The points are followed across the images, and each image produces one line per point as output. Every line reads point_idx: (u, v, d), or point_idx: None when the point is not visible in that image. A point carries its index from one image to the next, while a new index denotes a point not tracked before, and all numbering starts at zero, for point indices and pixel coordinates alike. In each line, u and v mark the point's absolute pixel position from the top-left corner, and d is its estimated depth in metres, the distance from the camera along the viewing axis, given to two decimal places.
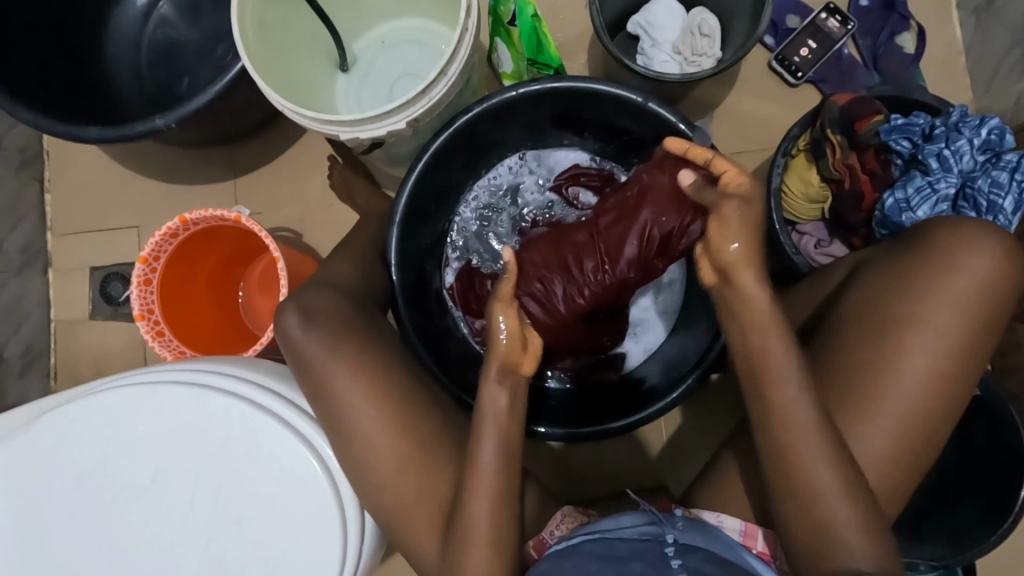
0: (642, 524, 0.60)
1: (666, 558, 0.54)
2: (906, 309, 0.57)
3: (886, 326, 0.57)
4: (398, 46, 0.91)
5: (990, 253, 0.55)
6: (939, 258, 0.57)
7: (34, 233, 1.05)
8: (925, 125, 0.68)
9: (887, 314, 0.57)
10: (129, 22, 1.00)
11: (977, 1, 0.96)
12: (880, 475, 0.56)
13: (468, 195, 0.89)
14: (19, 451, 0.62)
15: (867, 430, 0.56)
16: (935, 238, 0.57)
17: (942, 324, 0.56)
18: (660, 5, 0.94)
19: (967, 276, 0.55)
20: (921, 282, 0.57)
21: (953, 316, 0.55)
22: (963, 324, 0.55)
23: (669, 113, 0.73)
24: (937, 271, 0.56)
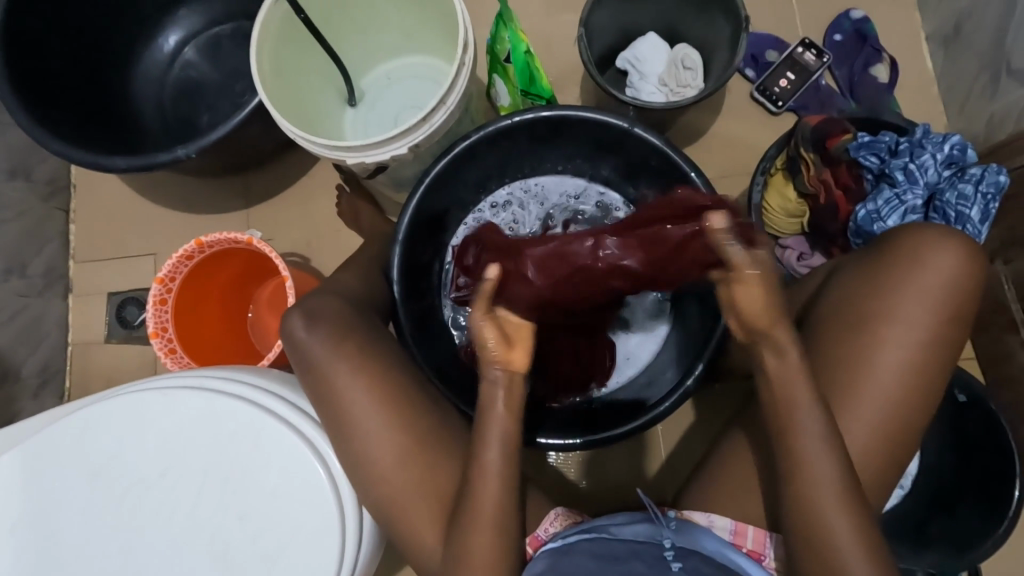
0: (638, 523, 0.61)
1: (666, 560, 0.57)
2: (877, 304, 0.59)
3: (861, 323, 0.59)
4: (403, 82, 0.98)
5: (954, 251, 0.58)
6: (906, 256, 0.59)
7: (57, 259, 1.11)
8: (890, 141, 0.72)
9: (861, 310, 0.59)
10: (157, 66, 1.09)
11: (944, 34, 1.03)
12: (864, 469, 0.58)
13: (490, 198, 0.95)
14: (37, 452, 0.65)
15: (848, 423, 0.58)
16: (901, 239, 0.60)
17: (914, 320, 0.57)
18: (646, 42, 1.01)
19: (934, 272, 0.57)
20: (891, 280, 0.59)
21: (924, 311, 0.57)
22: (934, 318, 0.57)
23: (652, 137, 0.79)
24: (902, 267, 0.59)
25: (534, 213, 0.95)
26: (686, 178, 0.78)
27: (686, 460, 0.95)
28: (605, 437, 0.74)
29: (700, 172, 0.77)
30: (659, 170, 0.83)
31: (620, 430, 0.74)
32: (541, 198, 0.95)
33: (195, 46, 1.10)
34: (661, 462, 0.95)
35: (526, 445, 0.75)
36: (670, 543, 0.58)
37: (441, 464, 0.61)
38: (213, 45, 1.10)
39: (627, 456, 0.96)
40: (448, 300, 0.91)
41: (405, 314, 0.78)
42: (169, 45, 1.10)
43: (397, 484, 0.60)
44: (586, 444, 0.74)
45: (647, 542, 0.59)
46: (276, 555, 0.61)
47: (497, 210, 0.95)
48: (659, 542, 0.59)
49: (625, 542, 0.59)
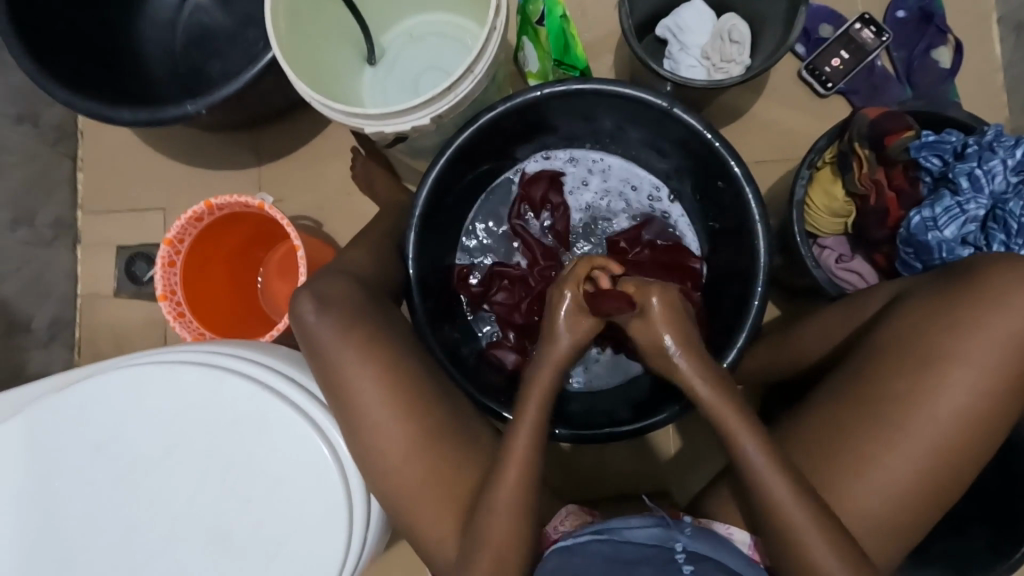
0: (650, 526, 0.59)
1: (677, 563, 0.55)
2: (946, 344, 0.55)
3: (929, 361, 0.56)
4: (426, 41, 0.92)
5: None
6: (988, 296, 0.55)
7: (65, 209, 1.08)
8: (957, 143, 0.66)
9: (932, 349, 0.56)
10: (165, 8, 1.02)
11: (1019, 18, 0.94)
12: (906, 506, 0.55)
13: (549, 150, 0.90)
14: (44, 418, 0.64)
15: (894, 461, 0.55)
16: (991, 278, 0.55)
17: (986, 366, 0.54)
18: (691, 9, 0.93)
19: (1019, 320, 0.54)
20: (964, 324, 0.55)
21: (998, 357, 0.54)
22: (1005, 366, 0.54)
23: (694, 119, 0.73)
24: (984, 310, 0.55)
25: (602, 186, 0.90)
26: (726, 167, 0.73)
27: (695, 456, 0.94)
28: (603, 435, 0.72)
29: (742, 162, 0.72)
30: (697, 154, 0.78)
31: (632, 427, 0.72)
32: (608, 171, 0.90)
33: None
34: (671, 455, 0.94)
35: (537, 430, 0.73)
36: (681, 546, 0.56)
37: (458, 462, 0.59)
38: None
39: (636, 447, 0.95)
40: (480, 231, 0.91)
41: (419, 296, 0.75)
42: None
43: (410, 478, 0.59)
44: (590, 440, 0.72)
45: (657, 545, 0.57)
46: (282, 536, 0.61)
47: (559, 161, 0.90)
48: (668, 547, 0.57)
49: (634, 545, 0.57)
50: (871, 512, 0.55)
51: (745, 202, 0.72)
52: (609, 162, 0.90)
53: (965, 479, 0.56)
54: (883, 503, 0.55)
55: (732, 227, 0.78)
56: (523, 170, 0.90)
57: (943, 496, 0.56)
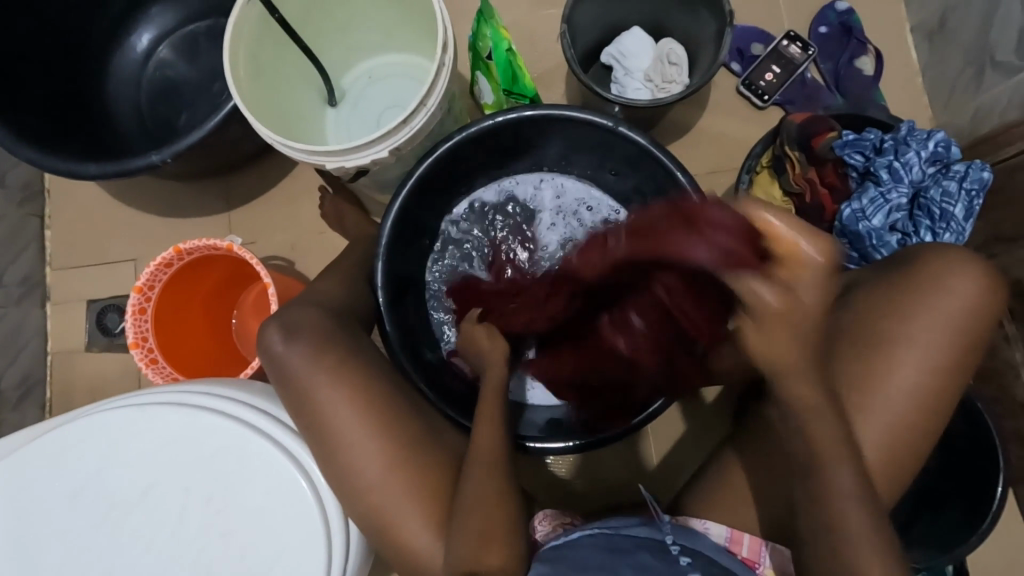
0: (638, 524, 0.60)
1: (673, 556, 0.56)
2: (889, 325, 0.58)
3: (875, 342, 0.58)
4: (383, 81, 0.96)
5: (970, 276, 0.57)
6: (927, 278, 0.58)
7: (33, 267, 1.09)
8: (875, 139, 0.71)
9: (875, 331, 0.58)
10: (130, 66, 1.06)
11: (929, 26, 1.02)
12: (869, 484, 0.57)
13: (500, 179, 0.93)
14: (14, 472, 0.64)
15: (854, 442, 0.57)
16: (922, 260, 0.59)
17: (928, 342, 0.57)
18: (631, 36, 0.99)
19: (953, 298, 0.57)
20: (911, 302, 0.58)
21: (939, 333, 0.57)
22: (948, 342, 0.57)
23: (638, 136, 0.78)
24: (921, 289, 0.58)
25: (554, 205, 0.94)
26: (672, 178, 0.78)
27: (677, 460, 0.95)
28: (587, 443, 0.74)
29: (686, 172, 0.77)
30: (646, 169, 0.82)
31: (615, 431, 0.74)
32: (559, 191, 0.94)
33: (169, 45, 1.07)
34: (654, 461, 0.96)
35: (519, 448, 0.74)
36: (672, 539, 0.58)
37: (435, 480, 0.60)
38: (188, 44, 1.07)
39: (617, 457, 0.96)
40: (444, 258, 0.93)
41: (390, 322, 0.77)
42: (142, 44, 1.06)
43: (388, 499, 0.59)
44: (573, 450, 0.74)
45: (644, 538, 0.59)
46: (262, 571, 0.60)
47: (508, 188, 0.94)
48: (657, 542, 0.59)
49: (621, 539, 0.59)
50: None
51: None
52: (558, 182, 0.94)
53: (922, 451, 0.58)
54: None
55: None
56: (476, 200, 0.93)
57: (903, 469, 0.58)
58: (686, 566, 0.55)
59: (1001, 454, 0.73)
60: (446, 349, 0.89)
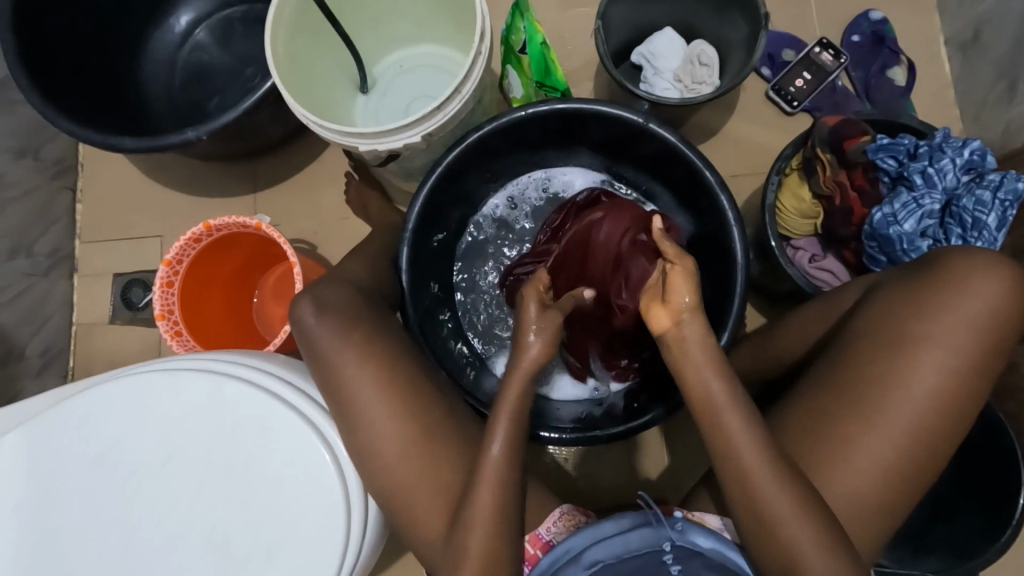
0: (639, 527, 0.60)
1: (666, 565, 0.58)
2: (913, 328, 0.58)
3: (898, 344, 0.58)
4: (415, 70, 0.98)
5: (1000, 280, 0.56)
6: (952, 281, 0.57)
7: (63, 238, 1.11)
8: (909, 145, 0.72)
9: (897, 332, 0.58)
10: (167, 47, 1.08)
11: (963, 39, 1.02)
12: (887, 487, 0.57)
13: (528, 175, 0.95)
14: (42, 430, 0.65)
15: (873, 442, 0.57)
16: (951, 261, 0.58)
17: (953, 346, 0.56)
18: (663, 38, 1.00)
19: (978, 302, 0.56)
20: (935, 306, 0.57)
21: (963, 336, 0.56)
22: (974, 346, 0.56)
23: (667, 133, 0.78)
24: (949, 292, 0.57)
25: None
26: (700, 176, 0.78)
27: (688, 460, 0.95)
28: (596, 435, 0.73)
29: (714, 170, 0.77)
30: (674, 168, 0.83)
31: (623, 426, 0.73)
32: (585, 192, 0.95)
33: (206, 28, 1.09)
34: (667, 460, 0.96)
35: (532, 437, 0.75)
36: (669, 547, 0.59)
37: (453, 459, 0.61)
38: (225, 28, 1.09)
39: (628, 454, 0.96)
40: (466, 247, 0.94)
41: (412, 305, 0.79)
42: (180, 26, 1.09)
43: (407, 475, 0.60)
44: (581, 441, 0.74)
45: (649, 549, 0.59)
46: (279, 540, 0.61)
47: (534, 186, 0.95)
48: (659, 550, 0.59)
49: (627, 553, 0.59)
50: (855, 493, 0.57)
51: (722, 213, 0.77)
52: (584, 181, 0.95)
53: (945, 455, 0.58)
54: (867, 482, 0.57)
55: (710, 234, 0.82)
56: (501, 194, 0.95)
57: (924, 474, 0.57)
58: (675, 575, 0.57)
59: (1023, 469, 0.73)
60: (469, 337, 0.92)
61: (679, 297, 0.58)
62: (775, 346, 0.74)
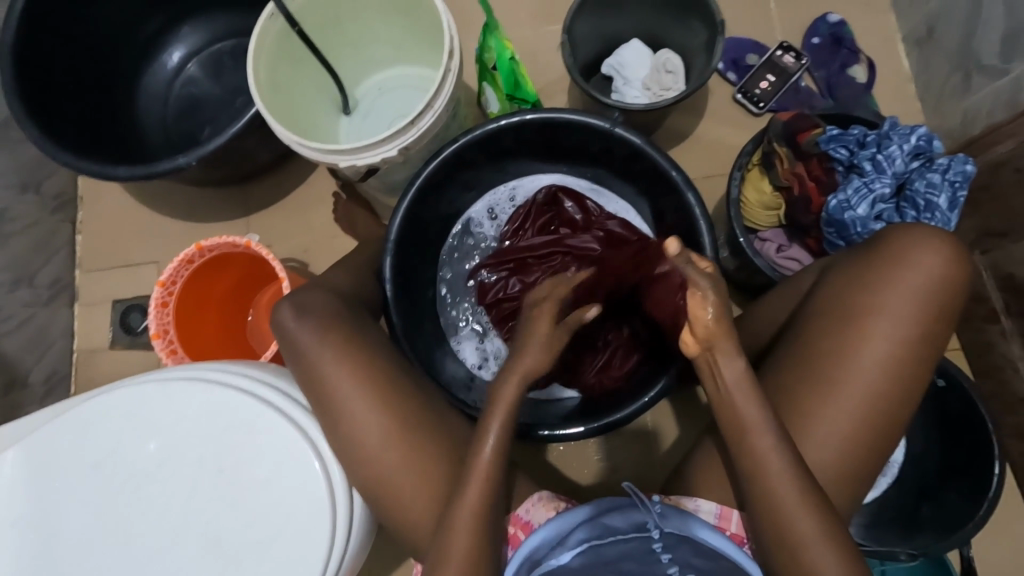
0: (625, 511, 0.62)
1: (655, 553, 0.58)
2: (862, 301, 0.60)
3: (849, 318, 0.60)
4: (394, 91, 1.02)
5: (938, 251, 0.59)
6: (893, 255, 0.60)
7: (64, 269, 1.15)
8: (859, 134, 0.76)
9: (847, 307, 0.61)
10: (161, 82, 1.14)
11: (918, 35, 1.06)
12: (848, 457, 0.59)
13: (506, 184, 0.98)
14: (41, 444, 0.68)
15: (832, 413, 0.59)
16: (892, 239, 0.62)
17: (900, 316, 0.59)
18: (629, 49, 1.04)
19: (919, 273, 0.59)
20: (880, 279, 0.60)
21: (908, 306, 0.59)
22: (919, 315, 0.59)
23: (633, 135, 0.82)
24: (892, 265, 0.60)
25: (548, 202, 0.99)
26: (667, 176, 0.82)
27: (676, 455, 0.97)
28: (601, 424, 0.76)
29: (680, 170, 0.81)
30: (643, 169, 0.86)
31: (619, 413, 0.76)
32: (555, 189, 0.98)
33: (197, 63, 1.15)
34: (656, 454, 0.98)
35: (522, 435, 0.76)
36: (657, 534, 0.59)
37: (432, 452, 0.63)
38: (215, 61, 1.14)
39: (619, 450, 0.98)
40: (450, 256, 0.98)
41: (396, 312, 0.81)
42: (173, 62, 1.14)
43: (389, 468, 0.62)
44: (580, 434, 0.76)
45: (636, 534, 0.60)
46: (268, 539, 0.63)
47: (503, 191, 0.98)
48: (648, 534, 0.59)
49: (612, 537, 0.60)
50: (818, 463, 0.59)
51: (691, 211, 0.80)
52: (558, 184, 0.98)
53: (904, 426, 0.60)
54: (828, 453, 0.59)
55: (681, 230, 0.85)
56: (478, 201, 0.98)
57: (886, 444, 0.60)
58: (666, 564, 0.57)
59: (995, 442, 0.75)
60: (455, 342, 0.95)
61: (702, 318, 0.56)
62: (748, 333, 0.76)
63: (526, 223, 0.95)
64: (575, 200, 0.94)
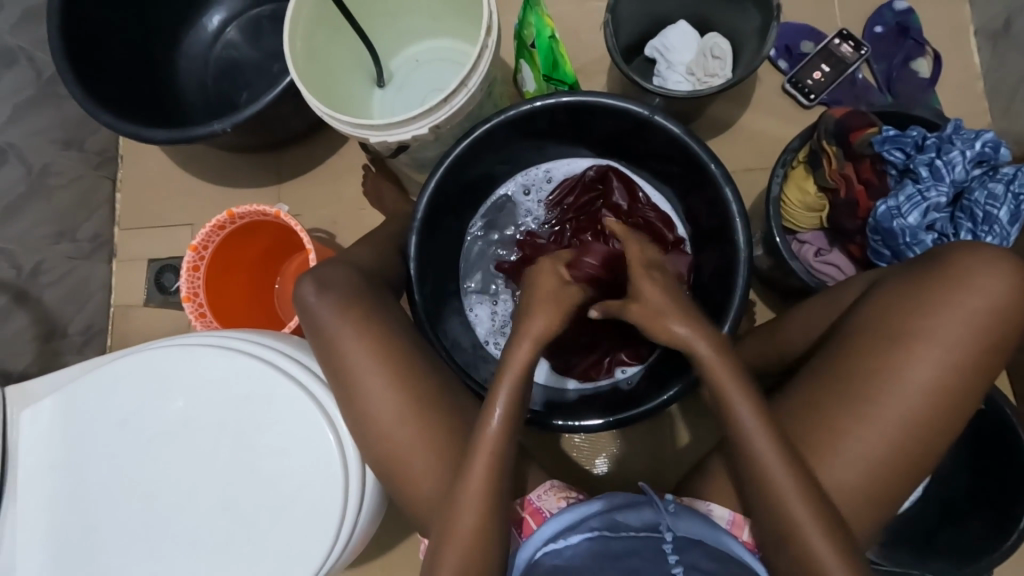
0: (642, 511, 0.60)
1: (664, 553, 0.56)
2: (911, 323, 0.57)
3: (893, 339, 0.58)
4: (429, 65, 1.00)
5: (1003, 277, 0.56)
6: (954, 277, 0.57)
7: (103, 225, 1.18)
8: (918, 137, 0.71)
9: (895, 327, 0.58)
10: (201, 45, 1.14)
11: (994, 29, 0.98)
12: (874, 481, 0.57)
13: (543, 166, 0.96)
14: (74, 395, 0.71)
15: (865, 433, 0.57)
16: (953, 260, 0.58)
17: (951, 342, 0.56)
18: (675, 30, 0.99)
19: (978, 297, 0.56)
20: (936, 301, 0.57)
21: (961, 332, 0.56)
22: (971, 341, 0.56)
23: (673, 125, 0.78)
24: (950, 287, 0.57)
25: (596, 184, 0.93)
26: (705, 168, 0.78)
27: (692, 453, 0.96)
28: (631, 415, 0.74)
29: (720, 162, 0.76)
30: (680, 159, 0.82)
31: (638, 410, 0.74)
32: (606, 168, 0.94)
33: (236, 27, 1.14)
34: (671, 451, 0.97)
35: (526, 420, 0.75)
36: (670, 535, 0.57)
37: (444, 438, 0.63)
38: (254, 25, 1.14)
39: (633, 444, 0.97)
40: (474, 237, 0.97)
41: (419, 292, 0.81)
42: (212, 25, 1.14)
43: (405, 449, 0.63)
44: (585, 429, 0.74)
45: (647, 534, 0.58)
46: (282, 505, 0.65)
47: (535, 173, 0.96)
48: (659, 534, 0.58)
49: (626, 535, 0.58)
50: (842, 484, 0.57)
51: (728, 207, 0.76)
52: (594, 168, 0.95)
53: (935, 452, 0.57)
54: (856, 475, 0.57)
55: (715, 225, 0.82)
56: (515, 181, 0.97)
57: (913, 471, 0.57)
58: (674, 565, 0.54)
59: None
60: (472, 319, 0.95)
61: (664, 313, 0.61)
62: (779, 340, 0.73)
63: (569, 198, 0.94)
64: (624, 188, 0.92)
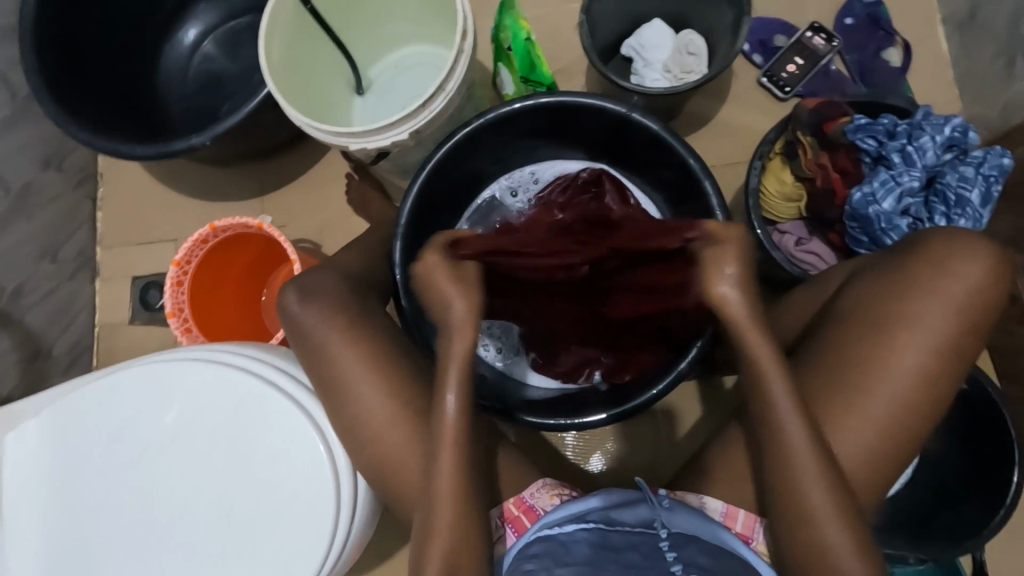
0: (637, 508, 0.61)
1: (661, 551, 0.55)
2: (893, 308, 0.58)
3: (877, 325, 0.58)
4: (407, 71, 1.00)
5: (978, 260, 0.57)
6: (932, 263, 0.58)
7: (86, 244, 1.17)
8: (889, 124, 0.73)
9: (879, 314, 0.59)
10: (178, 59, 1.14)
11: (960, 18, 1.00)
12: (863, 466, 0.58)
13: (527, 167, 0.97)
14: (60, 415, 0.70)
15: (853, 420, 0.57)
16: (929, 246, 0.59)
17: (933, 326, 0.57)
18: (650, 29, 1.00)
19: (957, 281, 0.57)
20: (917, 286, 0.58)
21: (942, 316, 0.57)
22: (953, 324, 0.57)
23: (651, 121, 0.79)
24: (929, 273, 0.58)
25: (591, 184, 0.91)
26: (684, 164, 0.79)
27: (686, 446, 0.96)
28: (625, 410, 0.74)
29: (698, 157, 0.78)
30: (660, 156, 0.83)
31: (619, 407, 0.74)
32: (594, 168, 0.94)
33: (213, 40, 1.14)
34: (665, 446, 0.97)
35: (512, 418, 0.75)
36: (664, 533, 0.57)
37: None
38: (231, 38, 1.14)
39: (628, 440, 0.97)
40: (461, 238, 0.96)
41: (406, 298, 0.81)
42: (189, 39, 1.14)
43: (398, 456, 0.63)
44: (570, 427, 0.74)
45: (643, 530, 0.58)
46: (275, 517, 0.65)
47: (518, 175, 0.97)
48: (654, 532, 0.57)
49: (623, 530, 0.58)
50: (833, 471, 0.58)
51: (708, 202, 0.77)
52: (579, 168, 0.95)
53: (921, 432, 0.58)
54: (846, 462, 0.58)
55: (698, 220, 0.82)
56: (501, 182, 0.97)
57: (901, 454, 0.58)
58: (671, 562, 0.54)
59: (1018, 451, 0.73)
60: None
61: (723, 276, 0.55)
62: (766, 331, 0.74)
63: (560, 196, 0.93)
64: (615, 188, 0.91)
